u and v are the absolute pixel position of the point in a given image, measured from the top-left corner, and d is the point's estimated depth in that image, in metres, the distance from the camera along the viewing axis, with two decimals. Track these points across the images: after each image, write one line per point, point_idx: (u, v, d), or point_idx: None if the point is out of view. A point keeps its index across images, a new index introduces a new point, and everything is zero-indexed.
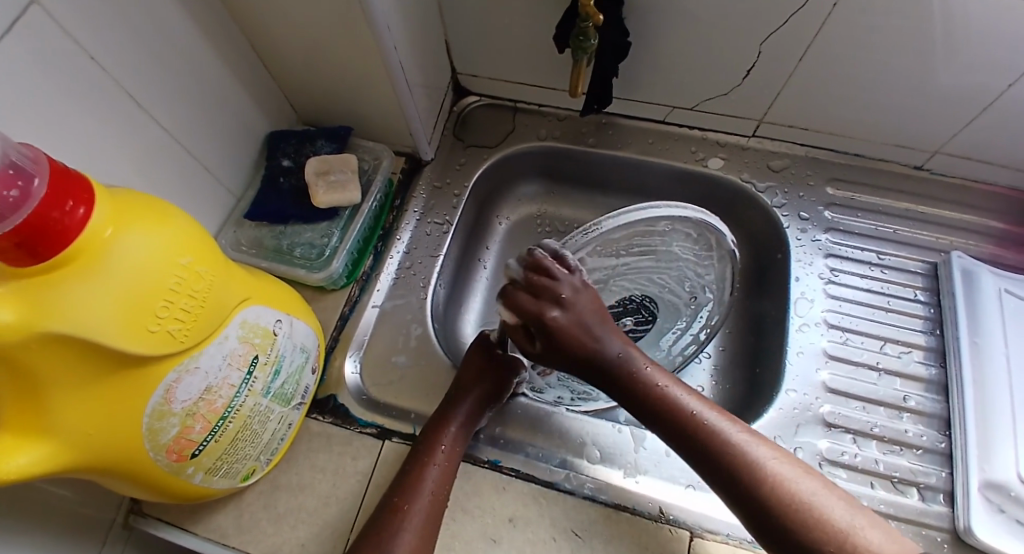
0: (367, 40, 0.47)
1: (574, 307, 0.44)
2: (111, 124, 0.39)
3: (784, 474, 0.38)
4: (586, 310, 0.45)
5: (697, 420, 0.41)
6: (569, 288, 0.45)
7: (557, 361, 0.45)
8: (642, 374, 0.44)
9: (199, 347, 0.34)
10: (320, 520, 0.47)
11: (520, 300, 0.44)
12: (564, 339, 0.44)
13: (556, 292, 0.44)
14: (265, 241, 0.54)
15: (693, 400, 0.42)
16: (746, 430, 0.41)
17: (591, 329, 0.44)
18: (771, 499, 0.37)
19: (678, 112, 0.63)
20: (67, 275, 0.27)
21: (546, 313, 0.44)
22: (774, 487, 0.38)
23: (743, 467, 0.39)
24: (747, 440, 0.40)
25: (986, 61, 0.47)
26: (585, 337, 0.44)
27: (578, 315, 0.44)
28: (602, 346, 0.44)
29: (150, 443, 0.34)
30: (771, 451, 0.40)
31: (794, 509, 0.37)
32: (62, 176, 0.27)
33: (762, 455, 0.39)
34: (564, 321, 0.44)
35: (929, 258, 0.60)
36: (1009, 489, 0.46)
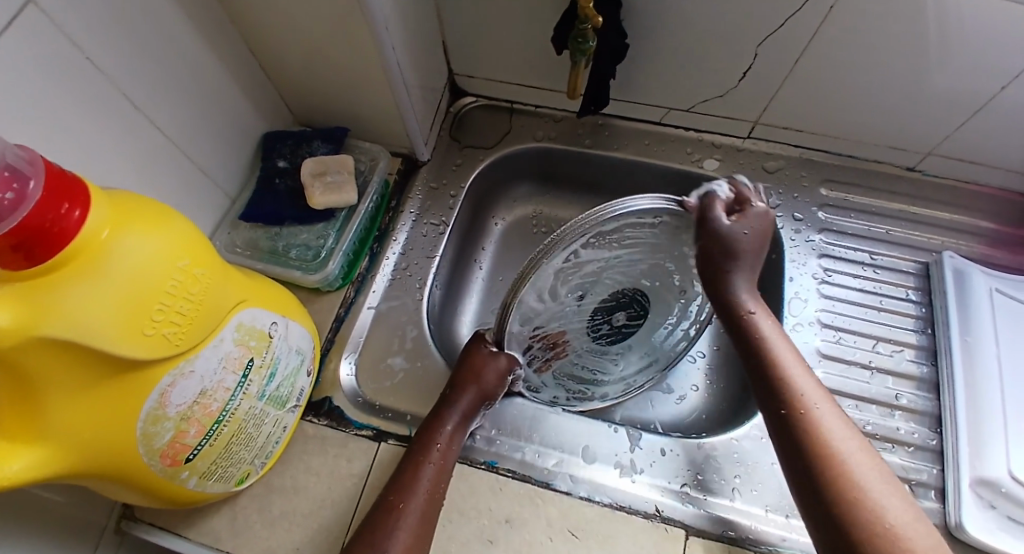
0: (366, 41, 0.46)
1: (756, 230, 0.49)
2: (106, 125, 0.39)
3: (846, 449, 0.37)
4: (748, 233, 0.48)
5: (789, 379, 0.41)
6: (762, 216, 0.49)
7: (710, 257, 0.48)
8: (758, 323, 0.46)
9: (194, 350, 0.34)
10: (315, 522, 0.46)
11: (717, 203, 0.48)
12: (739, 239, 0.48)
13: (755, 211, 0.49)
14: (261, 243, 0.54)
15: (800, 369, 0.42)
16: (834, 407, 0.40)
17: (755, 248, 0.48)
18: (824, 467, 0.36)
19: (674, 113, 0.64)
20: (64, 278, 0.27)
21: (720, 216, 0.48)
22: (832, 457, 0.36)
23: (812, 430, 0.38)
24: (830, 412, 0.39)
25: (979, 65, 0.48)
26: (742, 257, 0.48)
27: (757, 239, 0.48)
28: (742, 265, 0.48)
29: (144, 447, 0.34)
30: (852, 436, 0.38)
31: (844, 484, 0.35)
32: (59, 177, 0.27)
33: (837, 432, 0.38)
34: (757, 226, 0.49)
35: (920, 257, 0.60)
36: (999, 485, 0.47)
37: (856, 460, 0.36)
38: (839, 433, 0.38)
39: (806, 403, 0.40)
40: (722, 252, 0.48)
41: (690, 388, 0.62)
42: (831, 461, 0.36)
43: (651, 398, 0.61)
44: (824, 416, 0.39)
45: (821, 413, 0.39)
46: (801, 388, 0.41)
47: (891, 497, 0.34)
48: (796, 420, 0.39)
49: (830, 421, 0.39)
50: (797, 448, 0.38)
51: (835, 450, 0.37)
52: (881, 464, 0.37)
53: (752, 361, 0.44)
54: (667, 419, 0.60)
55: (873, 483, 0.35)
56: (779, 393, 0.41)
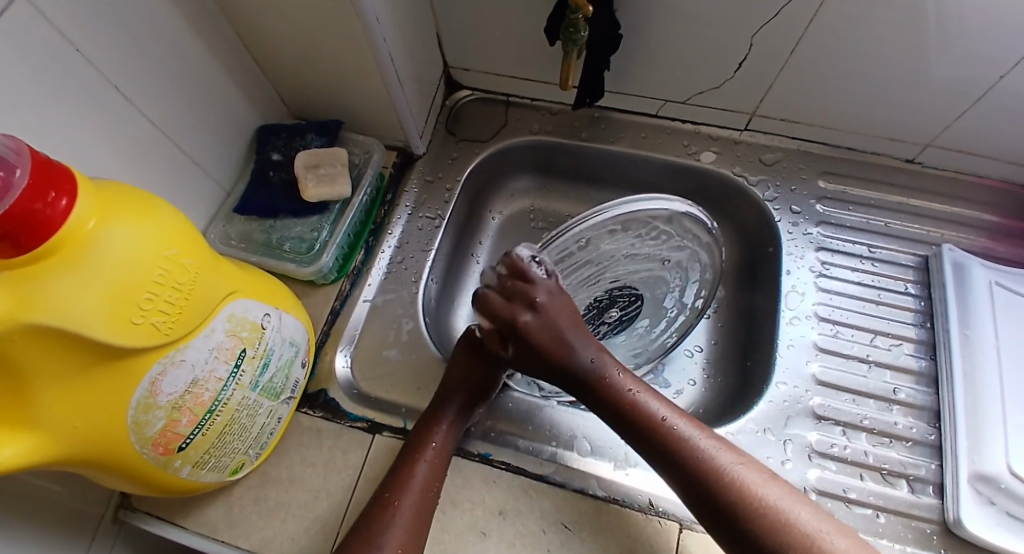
0: (356, 33, 0.46)
1: (546, 311, 0.47)
2: (97, 118, 0.39)
3: (743, 476, 0.40)
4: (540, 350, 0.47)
5: (663, 428, 0.43)
6: (524, 326, 0.47)
7: (534, 361, 0.47)
8: (612, 375, 0.46)
9: (185, 339, 0.34)
10: (310, 514, 0.47)
11: (493, 299, 0.48)
12: (535, 338, 0.46)
13: (528, 299, 0.47)
14: (255, 235, 0.54)
15: (662, 408, 0.44)
16: (707, 433, 0.43)
17: (557, 333, 0.46)
18: (741, 503, 0.39)
19: (670, 105, 0.63)
20: (50, 267, 0.27)
21: (518, 315, 0.47)
22: (739, 490, 0.40)
23: (714, 474, 0.40)
24: (711, 444, 0.42)
25: (977, 54, 0.47)
26: (552, 346, 0.46)
27: (549, 320, 0.47)
28: (580, 350, 0.46)
29: (136, 435, 0.34)
30: (735, 457, 0.42)
31: (761, 514, 0.39)
32: (45, 166, 0.27)
33: (727, 459, 0.41)
34: (531, 328, 0.46)
35: (920, 251, 0.60)
36: (998, 481, 0.46)
37: (758, 484, 0.40)
38: (729, 462, 0.41)
39: (692, 446, 0.42)
40: (550, 349, 0.46)
41: (687, 383, 0.62)
42: (742, 496, 0.39)
43: None
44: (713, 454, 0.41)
45: (710, 450, 0.42)
46: (676, 428, 0.43)
47: (792, 504, 0.39)
48: (694, 468, 0.41)
49: (716, 454, 0.42)
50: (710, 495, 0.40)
51: (739, 482, 0.40)
52: (765, 472, 0.42)
53: (624, 419, 0.44)
54: None
55: (778, 499, 0.39)
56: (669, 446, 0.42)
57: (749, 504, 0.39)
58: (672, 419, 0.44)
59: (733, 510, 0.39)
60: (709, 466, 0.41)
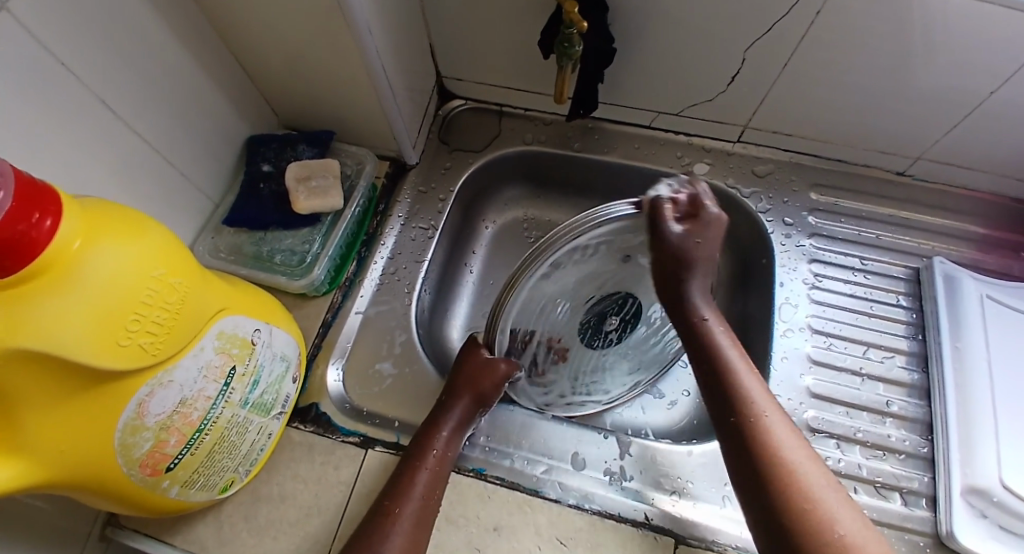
0: (349, 44, 0.46)
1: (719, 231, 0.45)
2: (83, 131, 0.38)
3: (787, 447, 0.35)
4: (697, 243, 0.44)
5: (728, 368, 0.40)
6: (720, 217, 0.45)
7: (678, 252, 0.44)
8: (703, 313, 0.44)
9: (173, 359, 0.33)
10: (301, 531, 0.46)
11: (700, 201, 0.45)
12: (705, 239, 0.44)
13: (714, 219, 0.44)
14: (245, 248, 0.53)
15: (737, 357, 0.41)
16: (777, 407, 0.38)
17: (708, 253, 0.45)
18: (771, 465, 0.34)
19: (663, 117, 0.63)
20: (34, 289, 0.26)
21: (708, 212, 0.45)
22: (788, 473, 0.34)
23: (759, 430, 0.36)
24: (769, 408, 0.38)
25: (967, 68, 0.48)
26: (703, 260, 0.45)
27: (714, 243, 0.45)
28: (699, 277, 0.45)
29: (123, 458, 0.33)
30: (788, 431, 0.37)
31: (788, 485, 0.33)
32: (29, 186, 0.26)
33: (779, 428, 0.36)
34: (718, 228, 0.45)
35: (912, 262, 0.60)
36: (991, 494, 0.46)
37: (803, 463, 0.34)
38: (781, 431, 0.36)
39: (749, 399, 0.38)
40: (680, 263, 0.44)
41: (681, 393, 0.62)
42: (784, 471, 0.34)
43: (642, 403, 0.61)
44: (770, 414, 0.37)
45: (766, 411, 0.37)
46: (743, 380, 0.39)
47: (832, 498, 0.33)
48: (750, 429, 0.36)
49: (771, 418, 0.37)
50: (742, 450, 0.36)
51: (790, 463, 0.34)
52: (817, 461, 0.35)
53: (695, 351, 0.43)
54: (659, 426, 0.60)
55: (815, 483, 0.33)
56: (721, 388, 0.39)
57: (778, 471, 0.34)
58: (743, 371, 0.40)
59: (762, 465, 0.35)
60: (765, 430, 0.36)
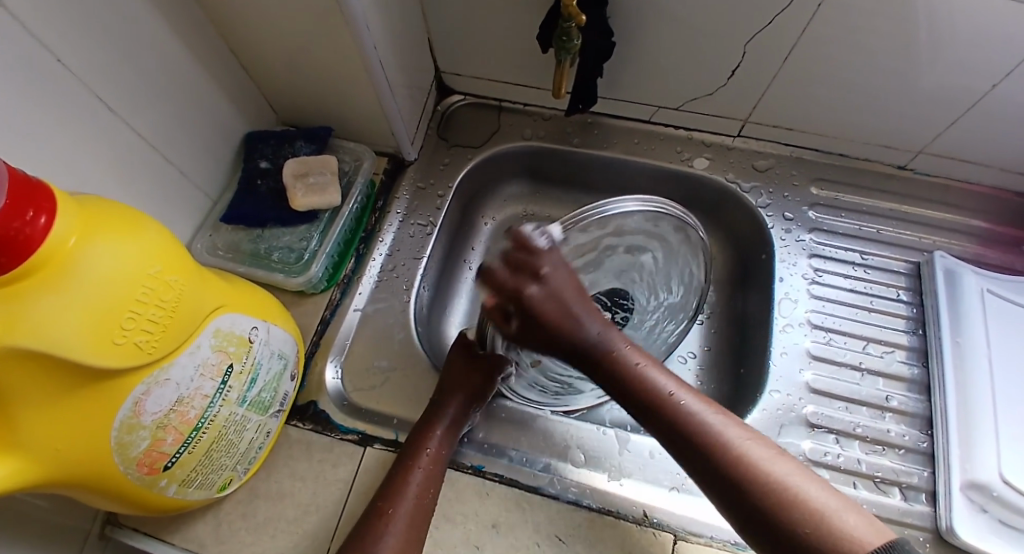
0: (346, 40, 0.46)
1: (550, 281, 0.43)
2: (80, 128, 0.38)
3: (752, 453, 0.37)
4: (552, 315, 0.43)
5: (670, 401, 0.40)
6: (541, 282, 0.42)
7: (536, 336, 0.43)
8: (617, 345, 0.43)
9: (169, 357, 0.33)
10: (300, 529, 0.46)
11: (496, 273, 0.43)
12: (539, 309, 0.42)
13: (539, 265, 0.43)
14: (243, 245, 0.53)
15: (668, 381, 0.41)
16: (717, 409, 0.40)
17: (569, 302, 0.43)
18: (754, 486, 0.35)
19: (663, 111, 0.63)
20: (27, 287, 0.26)
21: (524, 287, 0.42)
22: (767, 482, 0.35)
23: (729, 455, 0.37)
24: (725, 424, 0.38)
25: (971, 62, 0.47)
26: (571, 311, 0.43)
27: (556, 289, 0.43)
28: (597, 325, 0.44)
29: (120, 456, 0.33)
30: (750, 436, 0.38)
31: (784, 500, 0.34)
32: (23, 183, 0.26)
33: (744, 438, 0.38)
34: (540, 294, 0.42)
35: (912, 257, 0.60)
36: (991, 489, 0.46)
37: (771, 463, 0.36)
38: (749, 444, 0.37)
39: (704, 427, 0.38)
40: (553, 345, 0.44)
41: None
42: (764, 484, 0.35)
43: None
44: (719, 428, 0.38)
45: (726, 429, 0.38)
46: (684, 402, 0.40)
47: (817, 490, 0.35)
48: (715, 453, 0.37)
49: (735, 433, 0.38)
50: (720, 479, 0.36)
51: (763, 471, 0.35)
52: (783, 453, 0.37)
53: (624, 391, 0.42)
54: None
55: (798, 481, 0.35)
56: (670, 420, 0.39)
57: (766, 490, 0.35)
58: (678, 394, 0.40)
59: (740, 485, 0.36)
60: (727, 447, 0.37)
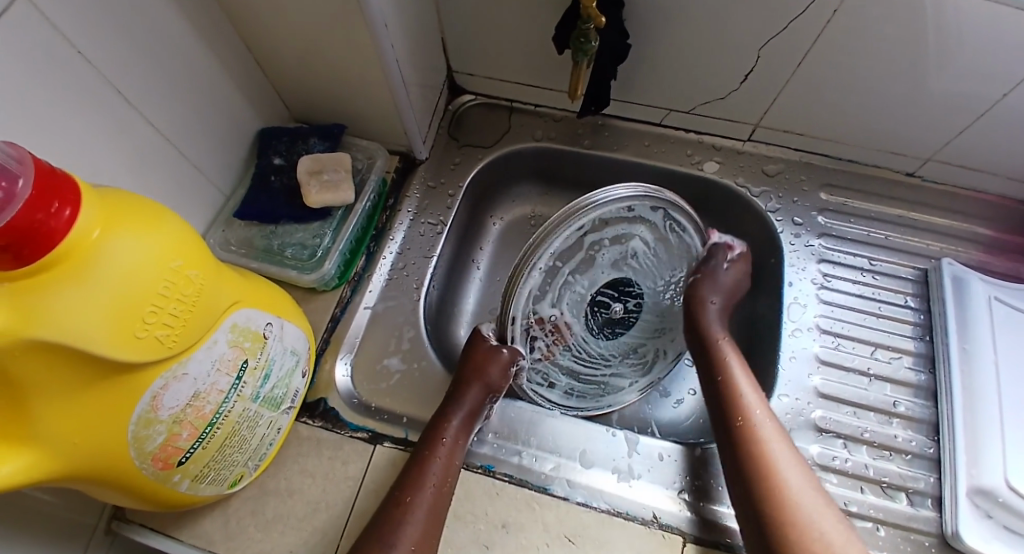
0: (363, 37, 0.46)
1: (744, 277, 0.58)
2: (96, 120, 0.38)
3: (779, 457, 0.45)
4: (734, 283, 0.57)
5: (738, 395, 0.48)
6: (748, 274, 0.58)
7: (704, 285, 0.56)
8: (718, 336, 0.53)
9: (187, 352, 0.33)
10: (310, 526, 0.46)
11: (724, 253, 0.57)
12: (724, 281, 0.56)
13: (746, 265, 0.58)
14: (255, 241, 0.53)
15: (745, 380, 0.50)
16: (773, 418, 0.48)
17: (727, 297, 0.56)
18: (765, 477, 0.44)
19: (674, 115, 0.63)
20: (51, 279, 0.26)
21: (741, 263, 0.57)
22: (778, 480, 0.43)
23: (759, 445, 0.45)
24: (772, 431, 0.46)
25: (982, 71, 0.48)
26: (719, 299, 0.56)
27: (743, 285, 0.58)
28: (721, 307, 0.56)
29: (135, 451, 0.33)
30: (787, 449, 0.46)
31: (779, 491, 0.43)
32: (47, 175, 0.26)
33: (775, 441, 0.46)
34: (744, 274, 0.58)
35: (920, 264, 0.60)
36: (997, 495, 0.47)
37: (789, 470, 0.44)
38: (778, 446, 0.45)
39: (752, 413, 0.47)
40: (710, 290, 0.56)
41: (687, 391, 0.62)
42: (775, 479, 0.43)
43: (648, 401, 0.61)
44: (768, 429, 0.46)
45: (768, 428, 0.46)
46: (749, 400, 0.48)
47: (812, 499, 0.43)
48: (751, 441, 0.46)
49: (774, 438, 0.46)
50: (741, 455, 0.45)
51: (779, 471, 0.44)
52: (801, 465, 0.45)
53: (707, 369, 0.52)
54: (665, 424, 0.60)
55: (802, 497, 0.43)
56: (730, 404, 0.48)
57: (771, 476, 0.44)
58: (747, 391, 0.49)
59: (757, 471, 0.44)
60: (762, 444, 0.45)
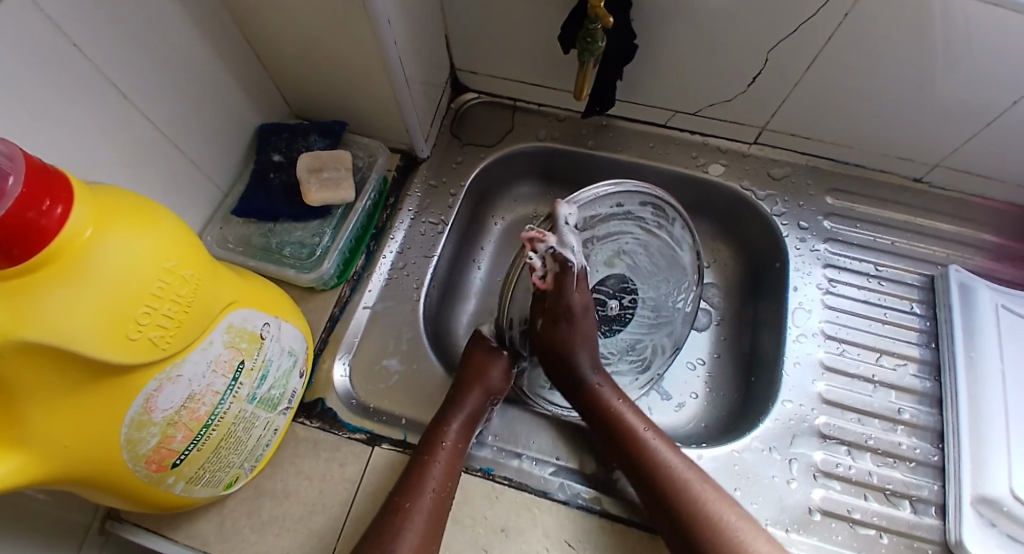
0: (365, 33, 0.45)
1: (573, 304, 0.47)
2: (91, 115, 0.37)
3: (700, 492, 0.43)
4: (574, 321, 0.48)
5: (640, 440, 0.46)
6: (579, 297, 0.47)
7: (548, 343, 0.48)
8: (596, 386, 0.50)
9: (181, 354, 0.32)
10: (306, 528, 0.45)
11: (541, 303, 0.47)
12: (555, 333, 0.48)
13: (572, 292, 0.46)
14: (253, 239, 0.53)
15: (641, 422, 0.48)
16: (676, 450, 0.46)
17: (582, 332, 0.48)
18: (694, 521, 0.42)
19: (680, 116, 0.62)
20: (39, 279, 0.25)
21: (561, 302, 0.46)
22: (709, 515, 0.42)
23: (677, 486, 0.44)
24: (682, 465, 0.45)
25: (993, 76, 0.47)
26: (577, 344, 0.49)
27: (570, 319, 0.47)
28: (585, 350, 0.49)
29: (129, 453, 0.32)
30: (702, 478, 0.44)
31: (713, 529, 0.41)
32: (39, 172, 0.25)
33: (694, 478, 0.44)
34: (569, 313, 0.47)
35: (926, 270, 0.60)
36: (1001, 504, 0.46)
37: (713, 501, 0.43)
38: (697, 481, 0.44)
39: (665, 462, 0.45)
40: (559, 346, 0.48)
41: (689, 396, 0.61)
42: (705, 516, 0.42)
43: (649, 405, 0.60)
44: (678, 465, 0.45)
45: (680, 466, 0.45)
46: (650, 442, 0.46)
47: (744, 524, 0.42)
48: (669, 484, 0.44)
49: (687, 472, 0.44)
50: (665, 502, 0.43)
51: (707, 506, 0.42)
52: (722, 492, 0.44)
53: (597, 421, 0.49)
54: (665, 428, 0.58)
55: (737, 526, 0.42)
56: (636, 454, 0.46)
57: (707, 519, 0.42)
58: (646, 433, 0.47)
59: (685, 516, 0.42)
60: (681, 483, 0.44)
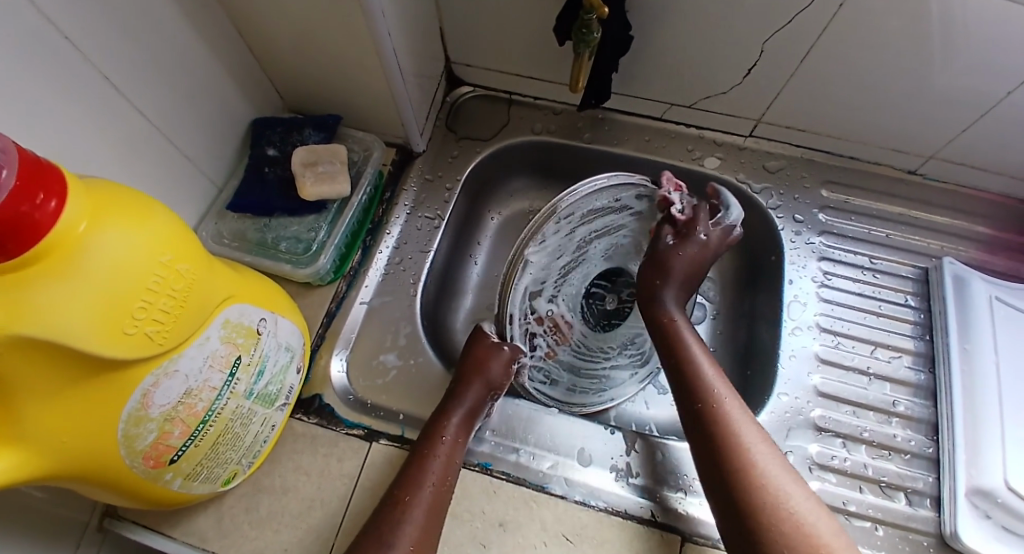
0: (360, 25, 0.44)
1: (702, 244, 0.52)
2: (84, 109, 0.37)
3: (744, 432, 0.42)
4: (687, 259, 0.52)
5: (697, 370, 0.46)
6: (704, 244, 0.52)
7: (655, 261, 0.53)
8: (674, 315, 0.51)
9: (178, 348, 0.32)
10: (304, 524, 0.45)
11: (672, 226, 0.53)
12: (671, 259, 0.52)
13: (704, 231, 0.52)
14: (249, 234, 0.52)
15: (702, 356, 0.48)
16: (731, 390, 0.45)
17: (682, 272, 0.52)
18: (732, 452, 0.41)
19: (676, 109, 0.62)
20: (34, 273, 0.25)
21: (693, 233, 0.52)
22: (747, 453, 0.41)
23: (722, 418, 0.43)
24: (733, 404, 0.44)
25: (987, 68, 0.47)
26: (675, 276, 0.52)
27: (698, 256, 0.52)
28: (667, 286, 0.52)
29: (126, 449, 0.32)
30: (750, 421, 0.43)
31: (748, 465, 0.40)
32: (32, 165, 0.25)
33: (741, 418, 0.43)
34: (692, 245, 0.52)
35: (920, 262, 0.60)
36: (995, 496, 0.47)
37: (755, 442, 0.42)
38: (742, 422, 0.43)
39: (716, 395, 0.44)
40: (656, 269, 0.52)
41: None
42: (743, 453, 0.41)
43: (646, 398, 0.60)
44: (728, 401, 0.44)
45: (730, 404, 0.44)
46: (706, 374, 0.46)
47: (780, 472, 0.40)
48: (714, 414, 0.43)
49: (736, 412, 0.43)
50: (705, 430, 0.43)
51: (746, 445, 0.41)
52: (777, 452, 0.42)
53: (664, 346, 0.50)
54: (663, 421, 0.59)
55: (772, 471, 0.40)
56: (689, 382, 0.46)
57: (744, 456, 0.41)
58: (705, 366, 0.47)
59: (721, 447, 0.42)
60: (726, 417, 0.43)
